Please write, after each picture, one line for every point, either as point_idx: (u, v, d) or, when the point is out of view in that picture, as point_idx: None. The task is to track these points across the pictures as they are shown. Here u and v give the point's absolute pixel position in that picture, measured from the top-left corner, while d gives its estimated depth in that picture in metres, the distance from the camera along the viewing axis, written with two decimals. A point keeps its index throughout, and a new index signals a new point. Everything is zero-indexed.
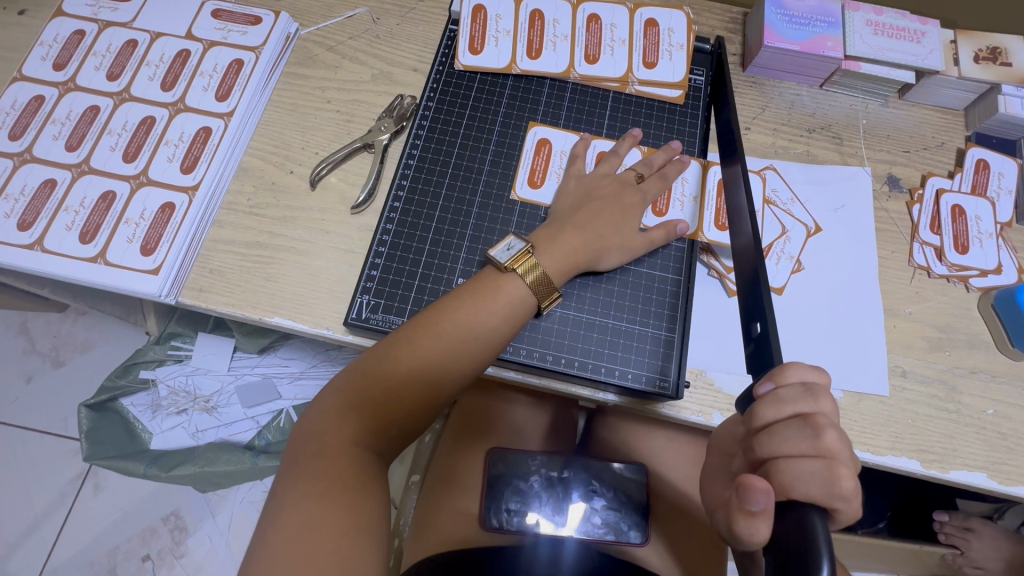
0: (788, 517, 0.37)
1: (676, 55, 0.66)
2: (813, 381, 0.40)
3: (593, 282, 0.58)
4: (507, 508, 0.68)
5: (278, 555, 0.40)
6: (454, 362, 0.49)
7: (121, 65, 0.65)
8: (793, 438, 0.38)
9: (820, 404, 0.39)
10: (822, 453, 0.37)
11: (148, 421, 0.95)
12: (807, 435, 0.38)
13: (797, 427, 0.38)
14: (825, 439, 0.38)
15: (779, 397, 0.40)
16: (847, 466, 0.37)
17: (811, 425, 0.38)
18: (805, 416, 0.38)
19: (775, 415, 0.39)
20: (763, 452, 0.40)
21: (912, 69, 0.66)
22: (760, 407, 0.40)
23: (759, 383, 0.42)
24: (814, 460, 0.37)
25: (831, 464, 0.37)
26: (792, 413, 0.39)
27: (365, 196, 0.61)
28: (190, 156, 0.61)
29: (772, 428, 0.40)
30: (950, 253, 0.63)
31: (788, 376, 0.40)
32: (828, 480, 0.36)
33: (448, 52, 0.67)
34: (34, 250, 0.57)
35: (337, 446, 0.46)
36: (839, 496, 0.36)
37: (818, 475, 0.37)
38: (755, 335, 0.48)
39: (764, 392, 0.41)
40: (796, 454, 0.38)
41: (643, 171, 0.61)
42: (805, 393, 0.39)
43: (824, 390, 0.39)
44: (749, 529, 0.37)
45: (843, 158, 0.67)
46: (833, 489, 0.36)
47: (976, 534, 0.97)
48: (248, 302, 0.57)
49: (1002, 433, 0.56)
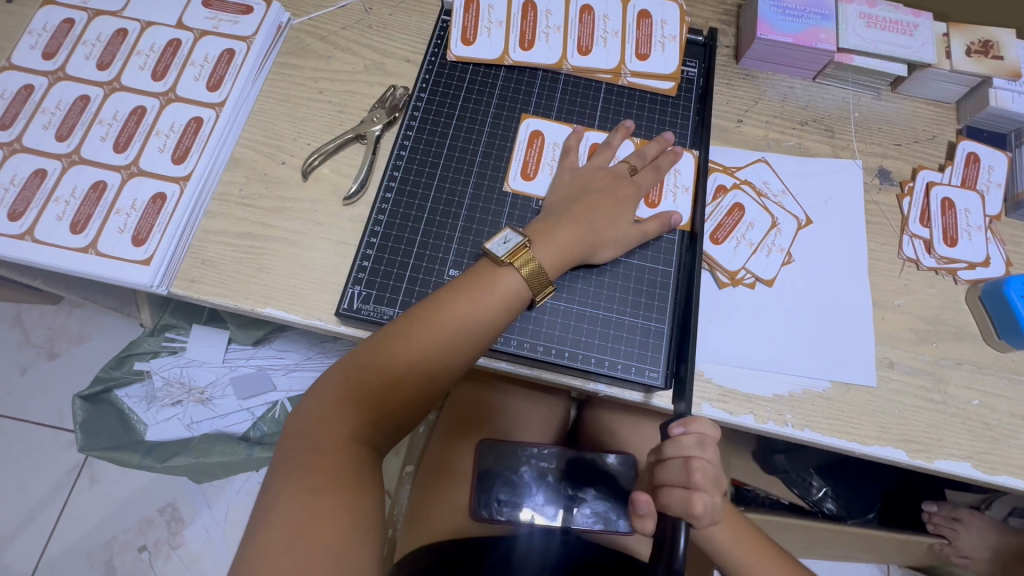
0: (662, 518, 0.51)
1: (669, 46, 0.66)
2: (707, 433, 0.51)
3: (584, 274, 0.58)
4: (499, 499, 0.68)
5: (272, 556, 0.41)
6: (451, 356, 0.49)
7: (111, 54, 0.64)
8: (673, 470, 0.50)
9: (705, 452, 0.50)
10: (693, 486, 0.49)
11: (143, 412, 0.95)
12: (685, 472, 0.50)
13: (681, 465, 0.50)
14: (698, 478, 0.49)
15: (679, 442, 0.50)
16: (708, 496, 0.49)
17: (688, 467, 0.49)
18: (692, 459, 0.50)
19: (672, 454, 0.50)
20: (657, 474, 0.52)
21: (904, 62, 0.66)
22: (663, 447, 0.51)
23: (673, 424, 0.51)
24: (683, 489, 0.50)
25: (694, 494, 0.49)
26: (683, 454, 0.50)
27: (357, 187, 0.61)
28: (181, 146, 0.61)
29: (664, 460, 0.52)
30: (939, 245, 0.63)
31: (690, 425, 0.50)
32: (690, 504, 0.49)
33: (440, 43, 0.67)
34: (24, 241, 0.57)
35: (332, 443, 0.46)
36: (695, 516, 0.49)
37: (687, 497, 0.49)
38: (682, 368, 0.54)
39: (673, 433, 0.50)
40: (675, 482, 0.50)
41: (637, 163, 0.61)
42: (698, 443, 0.50)
43: (712, 442, 0.50)
44: (642, 525, 0.52)
45: (834, 151, 0.67)
46: (690, 510, 0.49)
47: (964, 525, 0.98)
48: (241, 293, 0.58)
49: (987, 423, 0.57)
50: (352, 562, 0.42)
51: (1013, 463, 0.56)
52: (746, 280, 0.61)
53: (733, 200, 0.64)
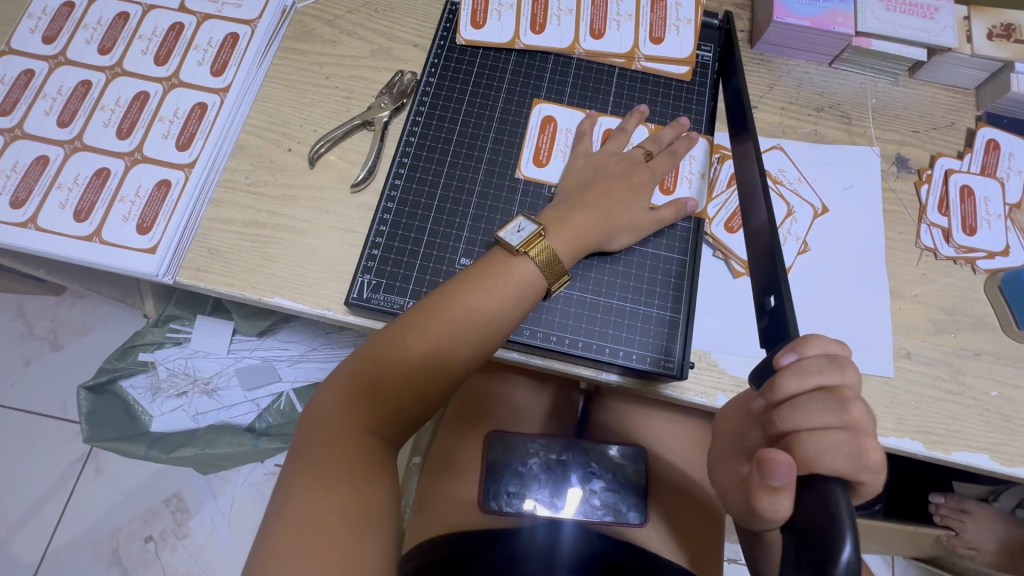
0: (811, 490, 0.36)
1: (683, 30, 0.64)
2: (835, 353, 0.40)
3: (597, 263, 0.57)
4: (508, 491, 0.68)
5: (283, 551, 0.40)
6: (465, 347, 0.48)
7: (112, 39, 0.63)
8: (819, 411, 0.38)
9: (845, 377, 0.39)
10: (849, 425, 0.37)
11: (148, 404, 0.94)
12: (832, 408, 0.38)
13: (822, 399, 0.38)
14: (852, 411, 0.37)
15: (803, 368, 0.39)
16: (873, 438, 0.37)
17: (836, 398, 0.38)
18: (830, 388, 0.38)
19: (800, 386, 0.39)
20: (784, 425, 0.39)
21: (924, 47, 0.65)
22: (784, 379, 0.39)
23: (781, 353, 0.41)
24: (839, 432, 0.37)
25: (855, 436, 0.37)
26: (816, 384, 0.39)
27: (365, 174, 0.59)
28: (186, 132, 0.60)
29: (795, 400, 0.39)
30: (957, 234, 0.62)
31: (810, 347, 0.40)
32: (855, 451, 0.36)
33: (449, 26, 0.65)
34: (27, 229, 0.56)
35: (344, 436, 0.45)
36: (866, 468, 0.36)
37: (845, 446, 0.36)
38: (769, 309, 0.48)
39: (787, 362, 0.40)
40: (822, 427, 0.37)
41: (651, 149, 0.59)
42: (829, 364, 0.39)
43: (847, 362, 0.39)
44: (771, 505, 0.37)
45: (851, 138, 0.66)
46: (860, 460, 0.36)
47: (971, 516, 0.98)
48: (248, 282, 0.57)
49: (1005, 415, 0.56)
50: (365, 557, 0.41)
51: None
52: None
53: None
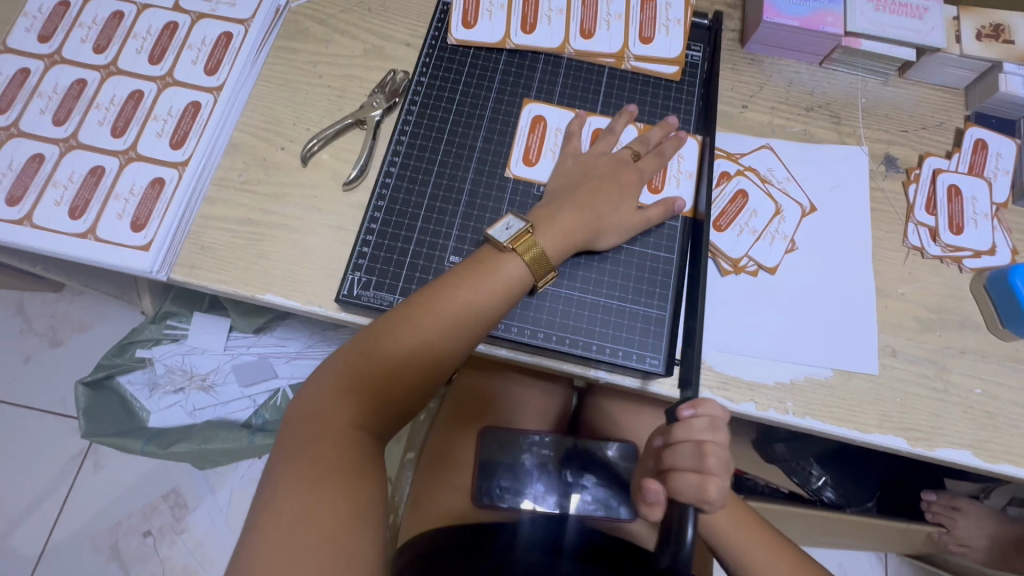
0: (673, 507, 0.47)
1: (673, 30, 0.65)
2: (716, 415, 0.48)
3: (585, 261, 0.58)
4: (500, 486, 0.69)
5: (272, 542, 0.40)
6: (453, 342, 0.49)
7: (107, 38, 0.64)
8: (688, 457, 0.47)
9: (717, 435, 0.48)
10: (705, 473, 0.46)
11: (145, 400, 0.95)
12: (695, 455, 0.47)
13: (692, 448, 0.47)
14: (710, 461, 0.47)
15: (689, 423, 0.48)
16: (719, 482, 0.46)
17: (701, 451, 0.47)
18: (702, 442, 0.47)
19: (683, 435, 0.48)
20: (665, 461, 0.49)
21: (913, 47, 0.65)
22: (673, 428, 0.48)
23: (681, 406, 0.48)
24: (695, 474, 0.47)
25: (706, 480, 0.46)
26: (695, 438, 0.48)
27: (357, 173, 0.60)
28: (180, 131, 0.61)
29: (676, 445, 0.48)
30: (944, 233, 0.63)
31: (702, 406, 0.48)
32: (701, 490, 0.46)
33: (441, 26, 0.66)
34: (23, 226, 0.57)
35: (333, 429, 0.46)
36: (706, 502, 0.46)
37: (695, 485, 0.46)
38: (685, 356, 0.55)
39: (683, 416, 0.48)
40: (685, 469, 0.47)
41: (640, 149, 0.60)
42: (709, 425, 0.48)
43: (723, 425, 0.48)
44: (649, 513, 0.49)
45: (840, 138, 0.66)
46: (702, 496, 0.46)
47: (961, 513, 0.99)
48: (240, 279, 0.57)
49: (989, 412, 0.57)
50: (354, 549, 0.42)
51: (1014, 452, 0.56)
52: (749, 268, 0.61)
53: (736, 186, 0.63)
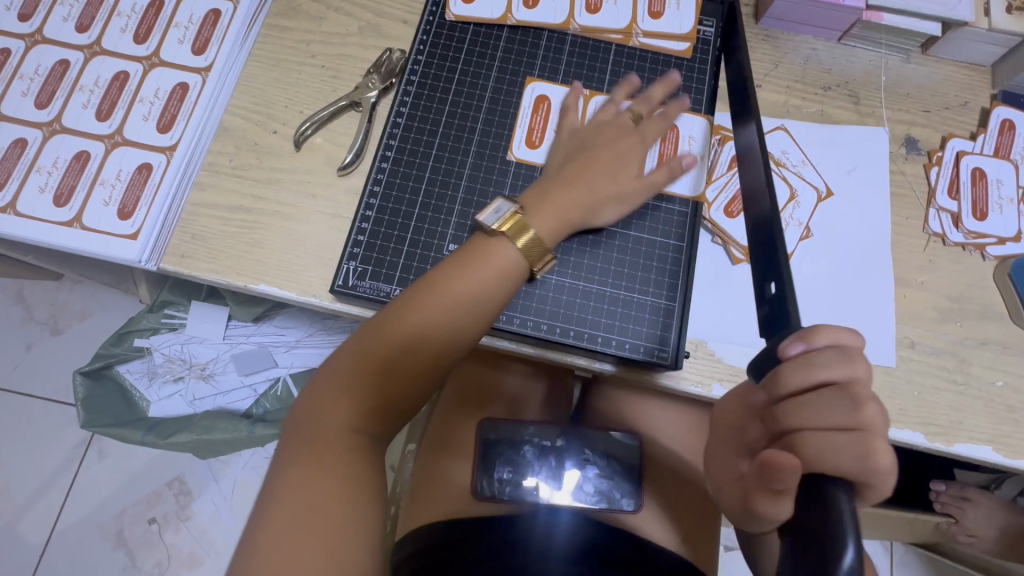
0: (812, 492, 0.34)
1: (684, 4, 0.61)
2: (847, 344, 0.38)
3: (581, 241, 0.56)
4: (500, 477, 0.66)
5: (269, 549, 0.39)
6: (450, 335, 0.47)
7: (90, 16, 0.61)
8: (825, 410, 0.36)
9: (857, 371, 0.37)
10: (859, 425, 0.35)
11: (145, 389, 0.94)
12: (841, 406, 0.36)
13: (833, 394, 0.36)
14: (863, 411, 0.36)
15: (811, 361, 0.37)
16: (883, 440, 0.35)
17: (850, 395, 0.36)
18: (842, 384, 0.36)
19: (806, 380, 0.37)
20: (788, 423, 0.38)
21: (938, 21, 0.62)
22: (789, 372, 0.38)
23: (787, 343, 0.39)
24: (848, 433, 0.35)
25: (866, 437, 0.35)
26: (825, 379, 0.37)
27: (352, 157, 0.58)
28: (167, 114, 0.58)
29: (807, 396, 0.37)
30: (966, 219, 0.60)
31: (819, 338, 0.38)
32: (863, 452, 0.35)
33: (439, 1, 0.63)
34: (7, 214, 0.55)
35: (330, 431, 0.44)
36: (874, 471, 0.34)
37: (852, 447, 0.35)
38: (769, 296, 0.45)
39: (793, 354, 0.38)
40: (826, 426, 0.36)
41: (642, 111, 0.57)
42: (840, 358, 0.37)
43: (859, 356, 0.37)
44: (774, 508, 0.36)
45: (859, 118, 0.63)
46: (867, 464, 0.34)
47: (972, 504, 0.96)
48: (232, 269, 0.55)
49: (1011, 406, 0.55)
50: (355, 552, 0.41)
51: None
52: None
53: None
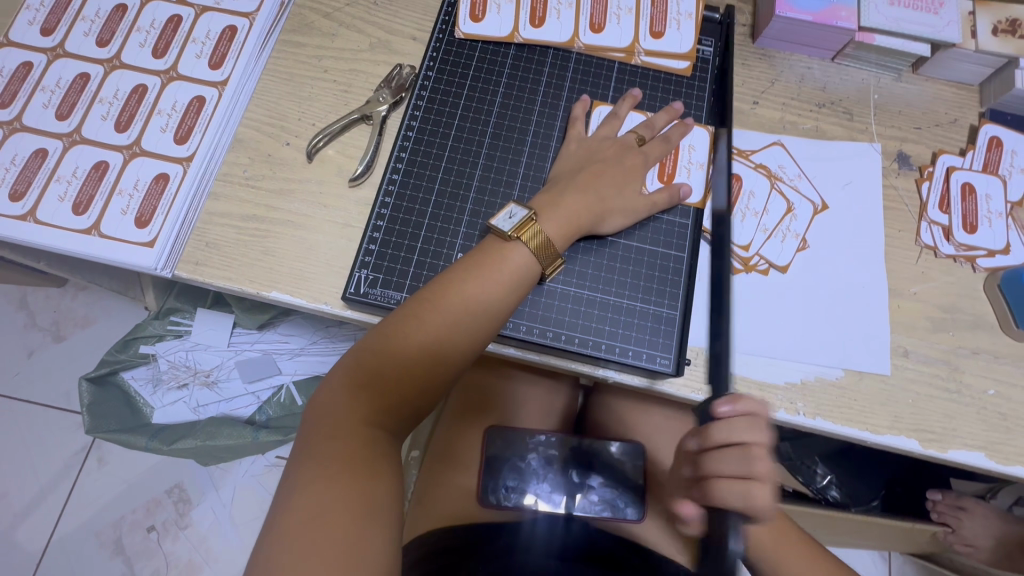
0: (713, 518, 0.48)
1: (684, 24, 0.64)
2: (757, 411, 0.47)
3: (583, 251, 0.57)
4: (506, 485, 0.68)
5: (288, 545, 0.40)
6: (463, 334, 0.49)
7: (111, 31, 0.63)
8: (730, 461, 0.47)
9: (760, 434, 0.47)
10: (752, 475, 0.46)
11: (150, 395, 0.95)
12: (743, 460, 0.46)
13: (736, 453, 0.47)
14: (756, 465, 0.46)
15: (731, 425, 0.47)
16: (766, 486, 0.46)
17: (747, 454, 0.46)
18: (746, 444, 0.46)
19: (725, 439, 0.47)
20: (705, 466, 0.48)
21: (928, 42, 0.64)
22: (714, 430, 0.47)
23: (719, 402, 0.48)
24: (740, 481, 0.46)
25: (753, 484, 0.46)
26: (737, 440, 0.47)
27: (363, 169, 0.59)
28: (184, 126, 0.60)
29: (717, 449, 0.47)
30: (957, 232, 0.62)
31: (740, 404, 0.47)
32: (748, 497, 0.46)
33: (448, 19, 0.65)
34: (26, 222, 0.56)
35: (347, 427, 0.46)
36: (754, 509, 0.46)
37: (742, 493, 0.46)
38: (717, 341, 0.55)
39: (721, 413, 0.47)
40: (729, 475, 0.47)
41: (645, 134, 0.60)
42: (750, 425, 0.47)
43: (764, 420, 0.47)
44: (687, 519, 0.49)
45: (852, 135, 0.65)
46: (750, 504, 0.46)
47: (967, 513, 0.98)
48: (246, 276, 0.57)
49: (1002, 413, 0.56)
50: (369, 551, 0.41)
51: None
52: (760, 267, 0.60)
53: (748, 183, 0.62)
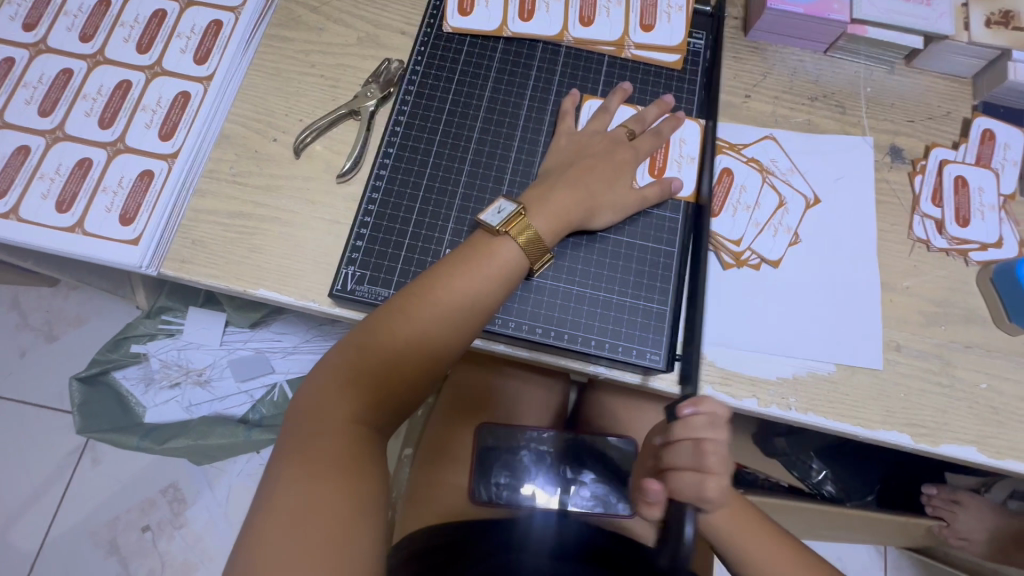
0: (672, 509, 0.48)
1: (675, 17, 0.63)
2: (719, 413, 0.48)
3: (573, 246, 0.57)
4: (498, 482, 0.69)
5: (273, 543, 0.39)
6: (451, 330, 0.48)
7: (94, 26, 0.62)
8: (685, 456, 0.47)
9: (716, 433, 0.47)
10: (704, 470, 0.47)
11: (141, 395, 0.94)
12: (697, 454, 0.47)
13: (691, 449, 0.47)
14: (707, 459, 0.47)
15: (688, 423, 0.47)
16: (717, 479, 0.47)
17: (700, 449, 0.47)
18: (700, 441, 0.47)
19: (683, 435, 0.47)
20: (664, 462, 0.49)
21: (921, 34, 0.64)
22: (674, 428, 0.48)
23: (681, 404, 0.48)
24: (694, 475, 0.47)
25: (705, 478, 0.46)
26: (693, 437, 0.47)
27: (351, 165, 0.59)
28: (169, 122, 0.59)
29: (673, 445, 0.48)
30: (950, 226, 0.62)
31: (701, 405, 0.48)
32: (699, 489, 0.46)
33: (437, 13, 0.64)
34: (9, 220, 0.55)
35: (333, 423, 0.45)
36: (704, 501, 0.47)
37: (694, 485, 0.47)
38: (685, 351, 0.56)
39: (683, 414, 0.47)
40: (682, 468, 0.47)
41: (635, 128, 0.59)
42: (710, 423, 0.47)
43: (723, 421, 0.48)
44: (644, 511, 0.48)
45: (845, 128, 0.65)
46: (700, 495, 0.47)
47: (962, 507, 0.98)
48: (233, 274, 0.56)
49: (994, 407, 0.56)
50: (357, 550, 0.41)
51: (1020, 447, 0.55)
52: (752, 261, 0.59)
53: (740, 177, 0.62)
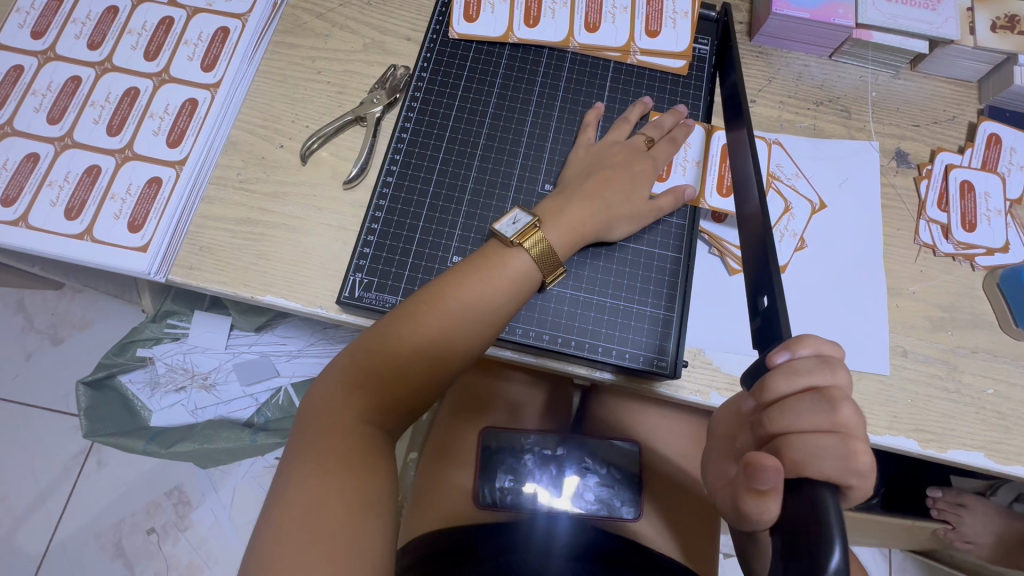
0: (799, 494, 0.35)
1: (680, 23, 0.63)
2: (829, 354, 0.39)
3: (581, 256, 0.57)
4: (502, 485, 0.67)
5: (283, 539, 0.40)
6: (461, 337, 0.48)
7: (102, 33, 0.62)
8: (809, 413, 0.37)
9: (836, 377, 0.38)
10: (838, 428, 0.37)
11: (147, 399, 0.94)
12: (822, 409, 0.37)
13: (813, 400, 0.37)
14: (841, 413, 0.37)
15: (794, 368, 0.38)
16: (862, 442, 0.36)
17: (829, 398, 0.37)
18: (819, 389, 0.38)
19: (790, 386, 0.38)
20: (774, 426, 0.39)
21: (926, 39, 0.64)
22: (773, 379, 0.39)
23: (774, 351, 0.40)
24: (830, 436, 0.36)
25: (845, 438, 0.36)
26: (805, 385, 0.38)
27: (357, 171, 0.59)
28: (176, 129, 0.59)
29: (785, 402, 0.39)
30: (956, 230, 0.62)
31: (803, 347, 0.39)
32: (844, 455, 0.35)
33: (442, 19, 0.64)
34: (18, 227, 0.56)
35: (342, 424, 0.45)
36: (856, 472, 0.35)
37: (835, 451, 0.36)
38: (762, 309, 0.46)
39: (779, 362, 0.39)
40: (810, 430, 0.37)
41: (653, 136, 0.59)
42: (820, 365, 0.38)
43: (839, 363, 0.39)
44: (758, 507, 0.36)
45: (850, 132, 0.65)
46: (849, 466, 0.35)
47: (967, 510, 0.98)
48: (240, 280, 0.56)
49: (1001, 412, 0.56)
50: (364, 548, 0.41)
51: None
52: None
53: None
